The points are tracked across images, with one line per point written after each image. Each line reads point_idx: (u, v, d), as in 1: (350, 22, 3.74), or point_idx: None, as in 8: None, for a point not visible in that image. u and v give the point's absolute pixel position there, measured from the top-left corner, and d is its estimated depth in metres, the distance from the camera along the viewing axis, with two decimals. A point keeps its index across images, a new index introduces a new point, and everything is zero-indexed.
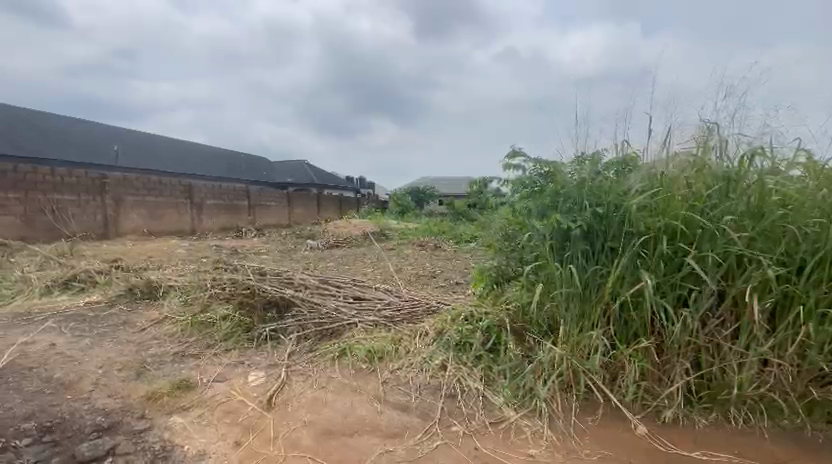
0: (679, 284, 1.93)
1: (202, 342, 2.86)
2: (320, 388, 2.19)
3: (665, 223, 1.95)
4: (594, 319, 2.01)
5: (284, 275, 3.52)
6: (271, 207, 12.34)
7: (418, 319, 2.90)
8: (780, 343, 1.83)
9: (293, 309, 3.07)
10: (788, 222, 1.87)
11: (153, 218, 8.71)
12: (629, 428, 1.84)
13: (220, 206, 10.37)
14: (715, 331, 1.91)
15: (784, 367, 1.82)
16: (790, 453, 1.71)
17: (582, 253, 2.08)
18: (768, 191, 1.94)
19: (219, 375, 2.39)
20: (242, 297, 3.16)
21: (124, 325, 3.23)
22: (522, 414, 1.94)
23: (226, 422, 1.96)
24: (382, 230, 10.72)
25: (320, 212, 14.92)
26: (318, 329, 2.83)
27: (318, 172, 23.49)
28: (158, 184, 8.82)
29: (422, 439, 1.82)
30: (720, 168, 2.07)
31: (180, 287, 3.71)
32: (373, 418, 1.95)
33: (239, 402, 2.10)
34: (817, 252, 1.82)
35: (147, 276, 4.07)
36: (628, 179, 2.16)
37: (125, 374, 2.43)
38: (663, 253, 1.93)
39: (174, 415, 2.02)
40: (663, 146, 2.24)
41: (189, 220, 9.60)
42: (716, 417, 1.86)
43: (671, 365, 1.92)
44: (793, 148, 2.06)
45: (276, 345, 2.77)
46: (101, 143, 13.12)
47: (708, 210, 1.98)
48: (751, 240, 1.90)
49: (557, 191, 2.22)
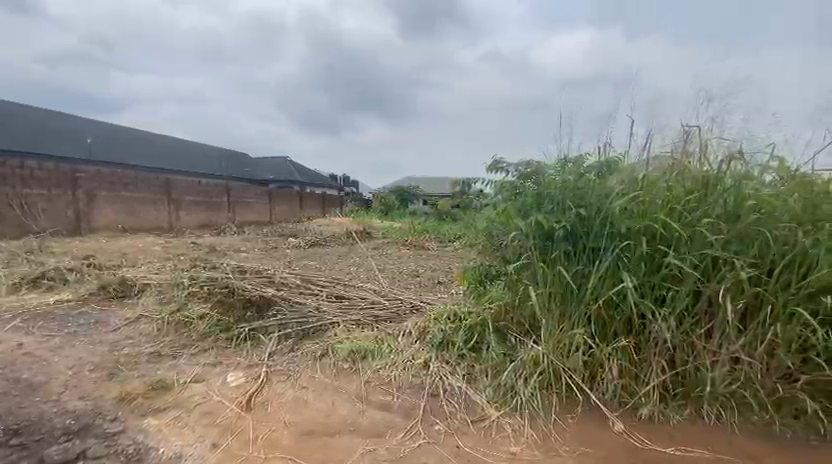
0: (658, 284, 1.98)
1: (179, 341, 2.79)
2: (301, 388, 2.17)
3: (646, 224, 2.00)
4: (576, 318, 2.05)
5: (265, 274, 3.47)
6: (253, 204, 12.12)
7: (402, 318, 2.90)
8: (751, 341, 1.89)
9: (275, 307, 3.02)
10: (762, 225, 1.93)
11: (128, 214, 8.47)
12: (607, 425, 1.88)
13: (199, 202, 10.13)
14: (690, 330, 1.96)
15: (754, 364, 1.88)
16: (759, 447, 1.76)
17: (564, 253, 2.14)
18: (744, 195, 2.01)
19: (197, 375, 2.34)
20: (221, 295, 3.10)
21: (97, 324, 3.12)
22: (504, 412, 1.96)
23: (204, 423, 1.91)
24: (366, 228, 10.64)
25: (302, 210, 14.74)
26: (300, 328, 2.79)
27: (301, 170, 23.21)
28: (134, 179, 8.58)
29: (405, 438, 1.82)
30: (700, 172, 2.15)
31: (156, 285, 3.61)
32: (356, 418, 1.94)
33: (217, 403, 2.05)
34: (787, 254, 1.89)
35: (122, 274, 3.95)
36: (610, 180, 2.22)
37: (98, 374, 2.34)
38: (644, 254, 1.98)
39: (149, 417, 1.97)
40: (644, 150, 2.31)
41: (167, 217, 9.35)
42: (690, 413, 1.91)
43: (648, 363, 1.97)
44: (767, 153, 2.14)
45: (256, 344, 2.71)
46: (75, 135, 12.67)
47: (686, 212, 2.04)
48: (727, 242, 1.96)
49: (542, 192, 2.28)
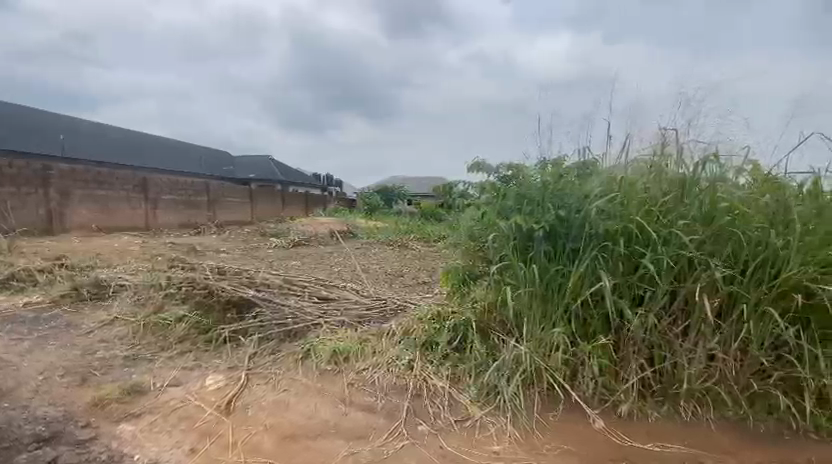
0: (636, 284, 2.02)
1: (155, 344, 2.71)
2: (283, 391, 2.13)
3: (624, 225, 2.05)
4: (556, 318, 2.08)
5: (245, 275, 3.40)
6: (234, 203, 11.90)
7: (386, 319, 2.88)
8: (725, 339, 1.94)
9: (255, 308, 2.95)
10: (735, 226, 1.99)
11: (102, 213, 8.21)
12: (588, 422, 1.91)
13: (178, 201, 9.89)
14: (667, 329, 2.00)
15: (728, 361, 1.93)
16: (733, 442, 1.82)
17: (546, 253, 2.17)
18: (718, 197, 2.07)
19: (174, 379, 2.27)
20: (199, 297, 3.02)
21: (69, 327, 3.00)
22: (487, 411, 1.96)
23: (182, 428, 1.86)
24: (349, 228, 10.58)
25: (285, 209, 14.57)
26: (282, 330, 2.73)
27: (284, 169, 22.94)
28: (109, 177, 8.31)
29: (388, 440, 1.81)
30: (676, 175, 2.20)
31: (132, 286, 3.50)
32: (338, 420, 1.91)
33: (195, 407, 2.00)
34: (759, 254, 1.95)
35: (95, 275, 3.82)
36: (590, 181, 2.26)
37: (70, 379, 2.26)
38: (622, 254, 2.02)
39: (124, 423, 1.91)
40: (622, 152, 2.36)
41: (144, 216, 9.10)
42: (668, 410, 1.94)
43: (627, 361, 2.00)
44: (741, 156, 2.20)
45: (236, 346, 2.65)
46: (46, 131, 12.22)
47: (662, 214, 2.09)
48: (702, 242, 2.01)
49: (523, 194, 2.31)
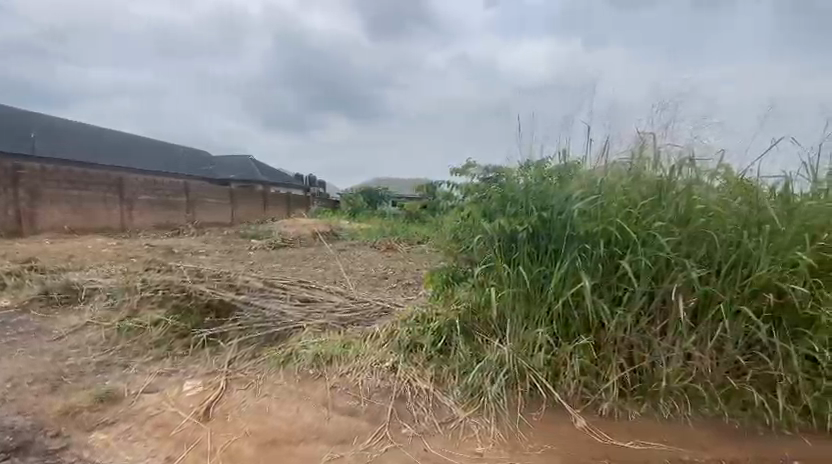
0: (615, 284, 2.05)
1: (130, 349, 2.62)
2: (264, 395, 2.09)
3: (603, 227, 2.08)
4: (539, 318, 2.10)
5: (225, 277, 3.34)
6: (215, 204, 11.69)
7: (370, 322, 2.85)
8: (702, 338, 1.99)
9: (235, 312, 2.88)
10: (709, 228, 2.05)
11: (75, 214, 7.94)
12: (570, 422, 1.93)
13: (156, 202, 9.63)
14: (646, 328, 2.04)
15: (705, 360, 1.97)
16: (711, 439, 1.86)
17: (528, 255, 2.19)
18: (693, 200, 2.12)
19: (150, 385, 2.20)
20: (177, 301, 2.94)
21: (38, 333, 2.88)
22: (471, 413, 1.96)
23: (157, 436, 1.80)
24: (333, 230, 10.54)
25: (267, 210, 14.40)
26: (262, 333, 2.67)
27: (266, 170, 22.67)
28: (82, 177, 8.04)
29: (371, 444, 1.79)
30: (654, 177, 2.25)
31: (106, 289, 3.38)
32: (320, 424, 1.88)
33: (172, 414, 1.94)
34: (732, 255, 2.00)
35: (66, 278, 3.68)
36: (571, 183, 2.29)
37: (39, 387, 2.17)
38: (602, 255, 2.05)
39: (97, 431, 1.84)
40: (602, 155, 2.41)
41: (120, 217, 8.84)
42: (647, 408, 1.97)
43: (608, 360, 2.03)
44: (716, 160, 2.26)
45: (215, 351, 2.58)
46: (16, 129, 11.77)
47: (640, 215, 2.12)
48: (679, 244, 2.05)
49: (507, 196, 2.35)
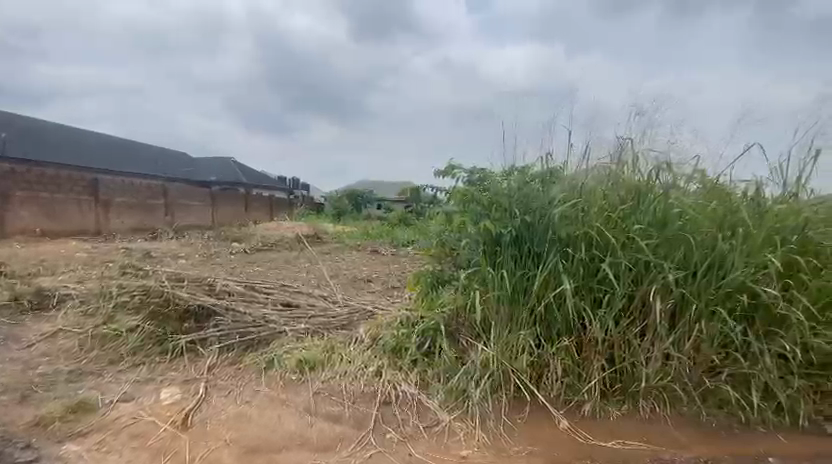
0: (596, 286, 2.08)
1: (105, 358, 2.54)
2: (245, 403, 2.04)
3: (584, 230, 2.12)
4: (522, 320, 2.12)
5: (205, 281, 3.26)
6: (196, 207, 11.48)
7: (354, 326, 2.82)
8: (679, 338, 2.03)
9: (215, 317, 2.81)
10: (686, 231, 2.10)
11: (47, 217, 7.73)
12: (553, 423, 1.94)
13: (133, 204, 9.38)
14: (626, 329, 2.07)
15: (682, 360, 2.02)
16: (690, 437, 1.89)
17: (512, 258, 2.21)
18: (670, 203, 2.17)
19: (126, 394, 2.14)
20: (154, 306, 2.83)
21: (6, 341, 2.76)
22: (455, 416, 1.96)
23: (133, 446, 1.74)
24: (316, 232, 10.48)
25: (249, 213, 14.21)
26: (244, 339, 2.63)
27: (249, 172, 22.39)
28: (55, 178, 7.83)
29: (355, 450, 1.77)
30: (633, 181, 2.30)
31: (79, 295, 3.27)
32: (303, 431, 1.85)
33: (149, 423, 1.88)
34: (707, 258, 2.05)
35: (37, 284, 3.55)
36: (554, 187, 2.32)
37: (7, 397, 2.08)
38: (582, 259, 2.09)
39: (69, 442, 1.77)
40: (583, 159, 2.44)
41: (95, 220, 8.59)
42: (628, 408, 2.01)
43: (589, 361, 2.06)
44: (691, 165, 2.33)
45: (194, 358, 2.52)
46: None
47: (620, 219, 2.16)
48: (657, 246, 2.10)
49: (490, 199, 2.35)
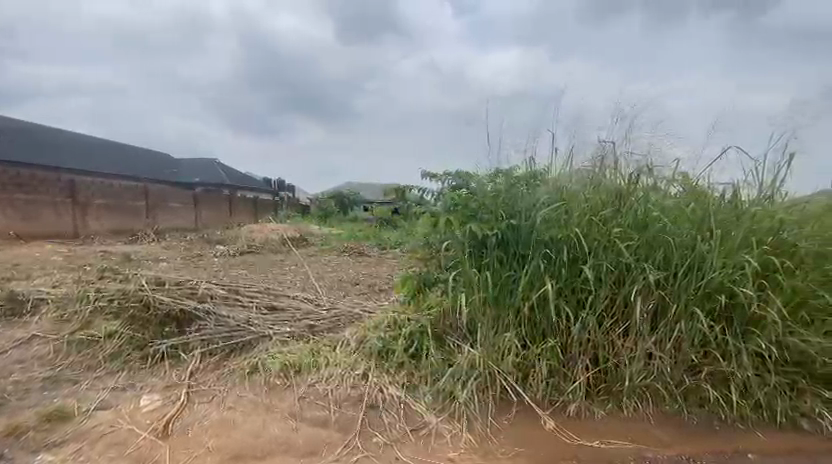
0: (580, 287, 2.11)
1: (82, 364, 2.46)
2: (228, 408, 2.00)
3: (568, 232, 2.15)
4: (507, 322, 2.14)
5: (187, 284, 3.20)
6: (178, 209, 11.26)
7: (340, 329, 2.80)
8: (661, 338, 2.08)
9: (197, 321, 2.76)
10: (667, 232, 2.14)
11: (22, 219, 7.50)
12: (539, 424, 1.95)
13: (112, 206, 9.16)
14: (609, 329, 2.10)
15: (664, 359, 2.06)
16: (672, 436, 1.92)
17: (498, 259, 2.23)
18: (650, 206, 2.22)
19: (103, 402, 2.08)
20: (133, 310, 2.77)
21: None
22: (443, 418, 1.95)
23: (111, 456, 1.69)
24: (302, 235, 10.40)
25: (234, 215, 14.02)
26: (227, 343, 2.58)
27: (233, 174, 22.09)
28: (30, 179, 7.61)
29: (341, 455, 1.75)
30: (614, 184, 2.35)
31: (55, 300, 3.17)
32: (288, 436, 1.83)
33: (128, 431, 1.83)
34: (687, 260, 2.10)
35: (10, 289, 3.43)
36: (538, 190, 2.35)
37: None
38: (566, 260, 2.12)
39: (43, 453, 1.71)
40: (567, 162, 2.48)
41: (73, 222, 8.36)
42: (612, 407, 2.03)
43: (574, 361, 2.08)
44: (670, 169, 2.39)
45: (175, 363, 2.46)
46: None
47: (603, 221, 2.20)
48: (638, 247, 2.14)
49: (476, 201, 2.37)
